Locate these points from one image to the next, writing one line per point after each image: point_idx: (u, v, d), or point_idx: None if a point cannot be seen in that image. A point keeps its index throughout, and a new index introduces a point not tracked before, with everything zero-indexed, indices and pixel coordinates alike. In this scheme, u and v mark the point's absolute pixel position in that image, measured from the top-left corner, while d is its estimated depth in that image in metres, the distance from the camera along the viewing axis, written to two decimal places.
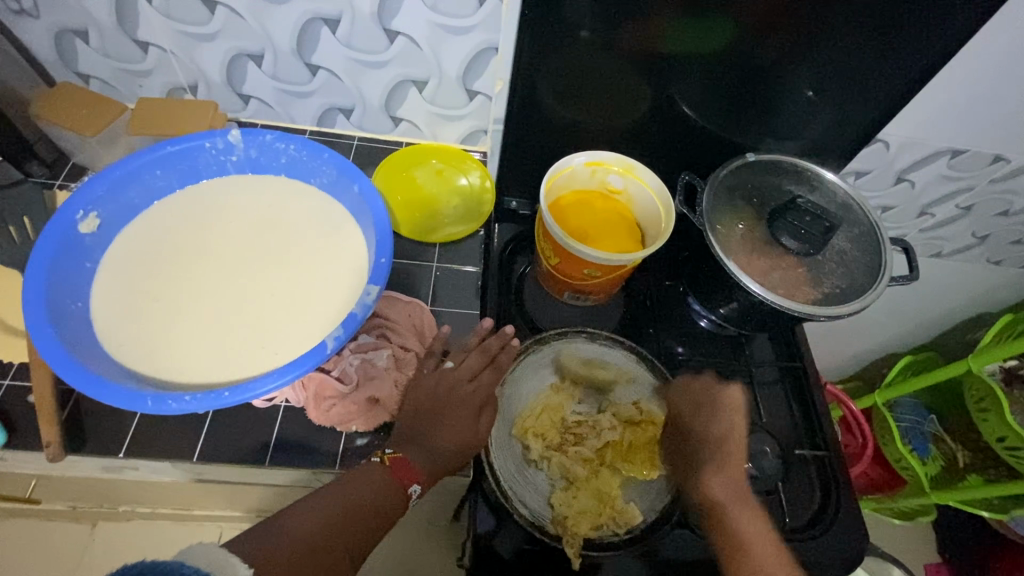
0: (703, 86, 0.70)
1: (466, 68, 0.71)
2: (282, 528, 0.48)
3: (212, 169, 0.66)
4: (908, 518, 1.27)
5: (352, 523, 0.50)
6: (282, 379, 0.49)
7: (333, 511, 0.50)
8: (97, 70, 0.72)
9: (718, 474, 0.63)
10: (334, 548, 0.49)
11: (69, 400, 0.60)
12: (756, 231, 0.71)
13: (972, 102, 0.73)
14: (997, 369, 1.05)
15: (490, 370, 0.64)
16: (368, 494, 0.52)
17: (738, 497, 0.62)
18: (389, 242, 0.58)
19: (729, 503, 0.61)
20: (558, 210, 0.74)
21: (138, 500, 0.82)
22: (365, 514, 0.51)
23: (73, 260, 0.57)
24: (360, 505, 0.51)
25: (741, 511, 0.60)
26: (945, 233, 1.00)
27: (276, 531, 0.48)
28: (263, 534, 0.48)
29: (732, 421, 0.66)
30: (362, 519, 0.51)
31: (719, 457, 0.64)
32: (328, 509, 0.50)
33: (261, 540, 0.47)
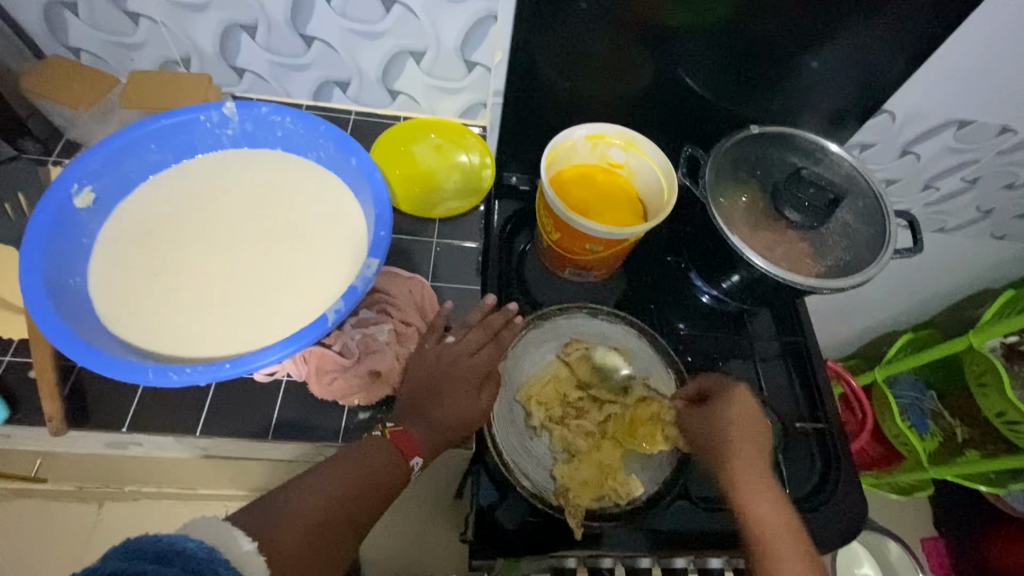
0: (708, 57, 0.69)
1: (464, 38, 0.69)
2: (287, 505, 0.48)
3: (208, 144, 0.65)
4: (906, 493, 1.28)
5: (359, 501, 0.51)
6: (283, 352, 0.49)
7: (340, 488, 0.50)
8: (88, 43, 0.71)
9: (734, 460, 0.59)
10: (341, 526, 0.49)
11: (71, 376, 0.60)
12: (758, 204, 0.70)
13: (980, 72, 0.71)
14: (998, 344, 1.05)
15: (492, 345, 0.63)
16: (374, 474, 0.52)
17: (762, 485, 0.58)
18: (388, 216, 0.57)
19: (748, 492, 0.57)
20: (558, 183, 0.73)
21: (144, 479, 0.83)
22: (372, 492, 0.52)
23: (69, 234, 0.56)
24: (365, 484, 0.51)
25: (762, 499, 0.56)
26: (949, 208, 0.99)
27: (281, 508, 0.48)
28: (268, 512, 0.47)
29: (750, 405, 0.63)
30: (367, 499, 0.51)
31: (733, 442, 0.60)
32: (333, 487, 0.50)
33: (265, 519, 0.47)
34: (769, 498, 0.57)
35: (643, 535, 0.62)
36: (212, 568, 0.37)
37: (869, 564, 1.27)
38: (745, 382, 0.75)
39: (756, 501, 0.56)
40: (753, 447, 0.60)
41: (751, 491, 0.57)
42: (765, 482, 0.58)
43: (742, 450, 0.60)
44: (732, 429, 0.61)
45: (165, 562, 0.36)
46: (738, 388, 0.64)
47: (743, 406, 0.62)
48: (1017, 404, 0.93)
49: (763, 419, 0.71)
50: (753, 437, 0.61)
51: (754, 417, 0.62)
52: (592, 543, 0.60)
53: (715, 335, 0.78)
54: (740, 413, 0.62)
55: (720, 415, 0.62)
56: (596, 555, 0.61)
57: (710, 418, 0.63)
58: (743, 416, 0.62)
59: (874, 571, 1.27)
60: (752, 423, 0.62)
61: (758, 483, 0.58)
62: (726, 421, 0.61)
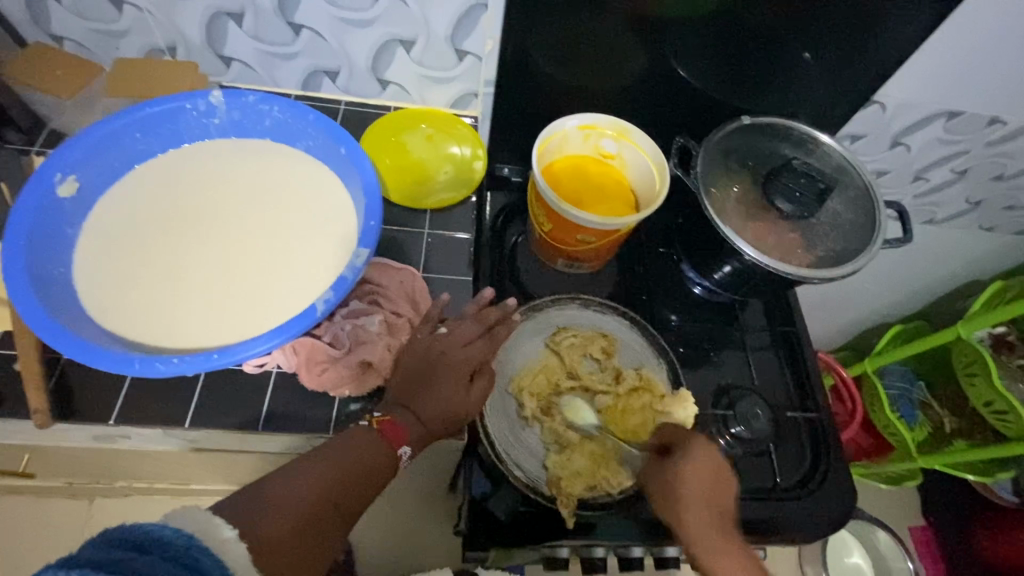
0: (700, 47, 0.69)
1: (455, 26, 0.69)
2: (271, 494, 0.47)
3: (195, 133, 0.65)
4: (895, 484, 1.27)
5: (345, 489, 0.50)
6: (272, 341, 0.48)
7: (326, 476, 0.50)
8: (72, 31, 0.69)
9: (694, 524, 0.55)
10: (328, 514, 0.49)
11: (57, 368, 0.59)
12: (750, 194, 0.70)
13: (970, 62, 0.72)
14: (986, 335, 1.06)
15: (485, 339, 0.63)
16: (361, 462, 0.52)
17: (726, 551, 0.53)
18: (378, 205, 0.57)
19: (710, 561, 0.53)
20: (550, 175, 0.72)
21: (135, 474, 0.82)
22: (358, 480, 0.51)
23: (53, 224, 0.55)
24: (352, 472, 0.51)
25: (729, 571, 0.52)
26: (939, 199, 1.00)
27: (265, 497, 0.47)
28: (252, 502, 0.46)
29: (707, 464, 0.57)
30: (354, 486, 0.51)
31: (694, 505, 0.55)
32: (319, 475, 0.50)
33: (248, 507, 0.45)
34: (729, 569, 0.52)
35: (634, 524, 0.62)
36: (192, 557, 0.37)
37: (859, 552, 1.30)
38: (737, 372, 0.76)
39: (724, 574, 0.52)
40: (711, 511, 0.55)
41: (713, 559, 0.53)
42: (732, 546, 0.54)
43: (695, 513, 0.55)
44: (693, 492, 0.56)
45: (143, 552, 0.36)
46: (697, 443, 0.59)
47: (695, 473, 0.57)
48: (1004, 393, 0.94)
49: (757, 411, 0.69)
50: (713, 498, 0.56)
51: (716, 476, 0.57)
52: (584, 532, 0.61)
53: (707, 326, 0.78)
54: (691, 473, 0.57)
55: (669, 472, 0.58)
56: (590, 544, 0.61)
57: (666, 474, 0.58)
58: (699, 480, 0.56)
59: (863, 558, 1.29)
60: (710, 483, 0.57)
61: (724, 551, 0.53)
62: (682, 482, 0.57)
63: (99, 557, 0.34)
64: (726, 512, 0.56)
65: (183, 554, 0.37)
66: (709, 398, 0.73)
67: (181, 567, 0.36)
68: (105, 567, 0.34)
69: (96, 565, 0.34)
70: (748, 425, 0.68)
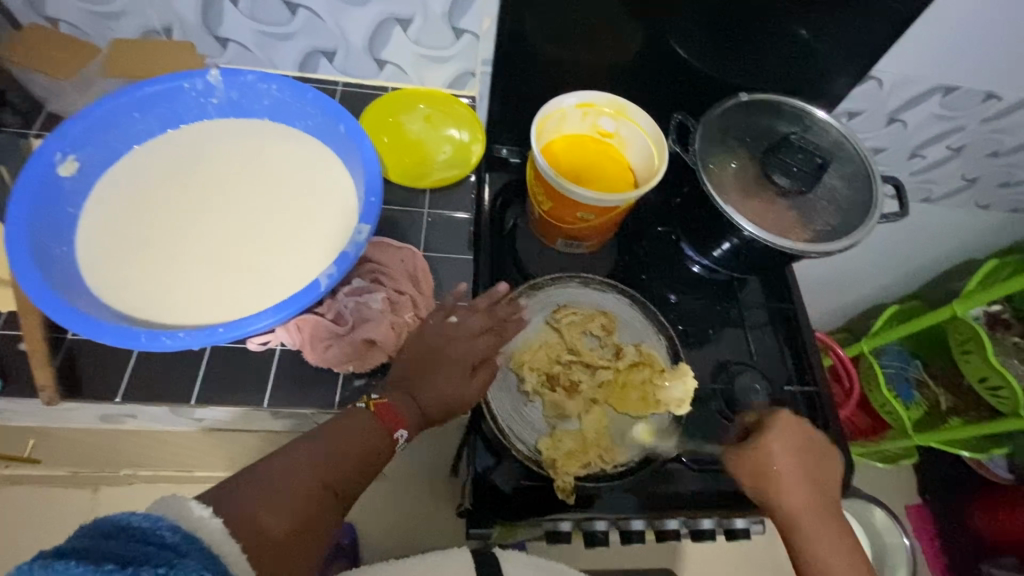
0: (697, 23, 0.69)
1: (452, 4, 0.68)
2: (262, 480, 0.46)
3: (193, 113, 0.65)
4: (891, 462, 1.30)
5: (340, 473, 0.49)
6: (276, 316, 0.49)
7: (319, 461, 0.48)
8: (66, 13, 0.69)
9: (794, 499, 0.57)
10: (321, 499, 0.47)
11: (62, 348, 0.59)
12: (749, 170, 0.70)
13: (967, 36, 0.72)
14: (981, 313, 1.07)
15: (494, 333, 0.63)
16: (355, 446, 0.51)
17: (827, 519, 0.57)
18: (378, 183, 0.57)
19: (809, 533, 0.57)
20: (549, 153, 0.72)
21: (140, 459, 0.83)
22: (353, 464, 0.50)
23: (55, 203, 0.56)
24: (346, 457, 0.50)
25: (830, 540, 0.56)
26: (935, 177, 1.00)
27: (256, 483, 0.45)
28: (237, 485, 0.45)
29: (798, 440, 0.60)
30: (349, 471, 0.50)
31: (791, 482, 0.58)
32: (313, 459, 0.48)
33: (238, 495, 0.44)
34: (830, 535, 0.57)
35: (633, 496, 0.63)
36: (161, 535, 0.35)
37: (855, 531, 1.33)
38: (735, 348, 0.77)
39: (816, 540, 0.56)
40: (811, 482, 0.59)
41: (811, 529, 0.57)
42: (823, 518, 0.57)
43: (795, 489, 0.58)
44: (793, 467, 0.58)
45: (109, 536, 0.34)
46: (788, 419, 0.61)
47: (795, 445, 0.60)
48: (1000, 369, 0.95)
49: (756, 386, 0.71)
50: (808, 469, 0.59)
51: (807, 446, 0.60)
52: (583, 505, 0.62)
53: (706, 303, 0.79)
54: (785, 446, 0.60)
55: (776, 449, 0.59)
56: (589, 518, 0.62)
57: (766, 454, 0.59)
58: (797, 454, 0.59)
59: (860, 536, 1.32)
60: (804, 455, 0.60)
61: (823, 520, 0.57)
62: (783, 458, 0.59)
63: (64, 546, 0.33)
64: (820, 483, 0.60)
65: (150, 533, 0.35)
66: (707, 374, 0.74)
67: (149, 544, 0.34)
68: (71, 554, 0.32)
69: (61, 553, 0.32)
70: (749, 401, 0.70)
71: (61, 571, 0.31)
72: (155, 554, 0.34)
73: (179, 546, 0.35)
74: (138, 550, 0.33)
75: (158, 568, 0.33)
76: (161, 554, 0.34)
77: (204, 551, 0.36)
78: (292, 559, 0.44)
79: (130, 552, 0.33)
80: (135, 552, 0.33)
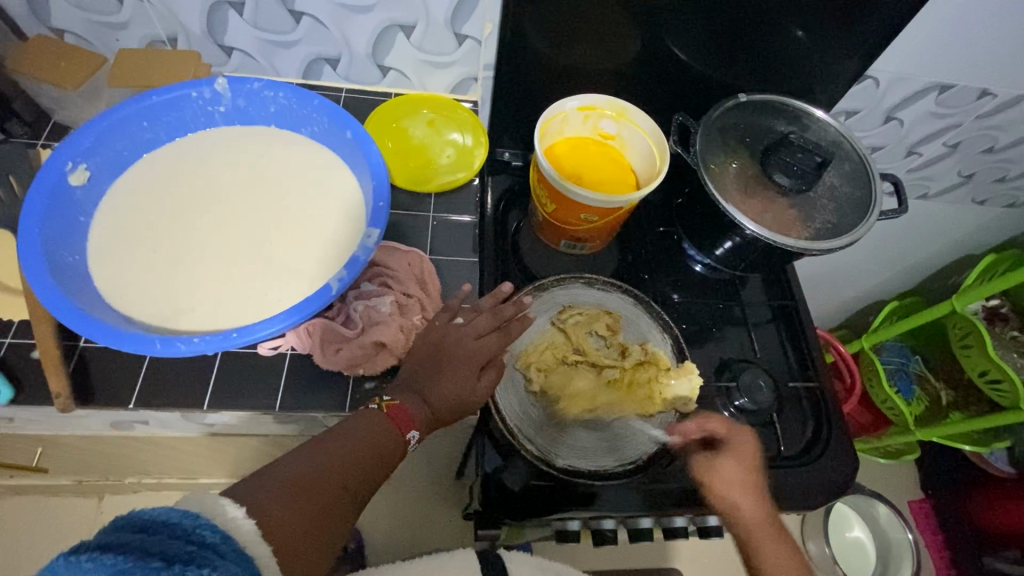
0: (696, 26, 0.70)
1: (454, 10, 0.69)
2: (284, 478, 0.46)
3: (200, 121, 0.65)
4: (893, 457, 1.32)
5: (358, 473, 0.50)
6: (288, 321, 0.50)
7: (336, 463, 0.49)
8: (72, 24, 0.70)
9: (746, 516, 0.59)
10: (339, 498, 0.48)
11: (74, 355, 0.60)
12: (749, 170, 0.71)
13: (962, 35, 0.73)
14: (980, 308, 1.08)
15: (500, 333, 0.62)
16: (371, 447, 0.52)
17: (773, 538, 0.59)
18: (386, 187, 0.58)
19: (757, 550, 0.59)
20: (551, 156, 0.73)
21: (147, 466, 0.83)
22: (368, 464, 0.51)
23: (66, 212, 0.56)
24: (362, 457, 0.51)
25: (772, 557, 0.58)
26: (931, 174, 1.01)
27: (278, 482, 0.45)
28: (256, 482, 0.45)
29: (750, 461, 0.62)
30: (365, 471, 0.50)
31: (741, 498, 0.60)
32: (331, 459, 0.49)
33: (263, 493, 0.44)
34: (775, 551, 0.59)
35: (638, 494, 0.63)
36: (197, 535, 0.35)
37: (859, 526, 1.34)
38: (738, 346, 0.77)
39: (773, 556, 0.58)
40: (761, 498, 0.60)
41: (767, 547, 0.59)
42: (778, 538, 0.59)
43: (749, 509, 0.60)
44: (737, 484, 0.60)
45: (151, 532, 0.34)
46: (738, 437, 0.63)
47: (741, 461, 0.62)
48: (999, 363, 0.96)
49: (760, 382, 0.72)
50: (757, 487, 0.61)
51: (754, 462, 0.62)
52: (588, 503, 0.62)
53: (709, 301, 0.79)
54: (736, 470, 0.61)
55: (723, 469, 0.61)
56: (597, 516, 0.63)
57: (712, 472, 0.61)
58: (743, 469, 0.61)
59: (864, 532, 1.33)
60: (750, 470, 0.61)
61: (771, 538, 0.59)
62: (727, 474, 0.61)
63: (108, 539, 0.33)
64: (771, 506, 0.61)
65: (190, 531, 0.35)
66: (711, 371, 0.75)
67: (190, 543, 0.34)
68: (116, 548, 0.32)
69: (107, 547, 0.33)
70: (752, 397, 0.71)
71: (110, 565, 0.31)
72: (196, 553, 0.34)
73: (217, 546, 0.36)
74: (181, 548, 0.34)
75: (200, 568, 0.33)
76: (201, 554, 0.34)
77: (239, 550, 0.37)
78: (314, 558, 0.44)
79: (173, 550, 0.33)
80: (177, 550, 0.33)
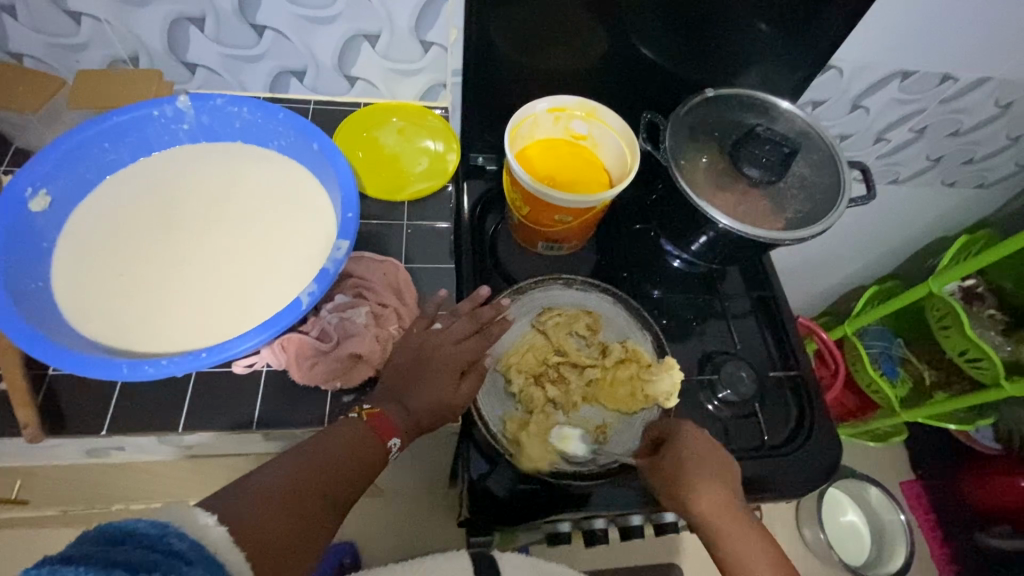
0: (660, 24, 0.70)
1: (418, 18, 0.69)
2: (262, 489, 0.46)
3: (164, 139, 0.65)
4: (882, 440, 1.33)
5: (339, 481, 0.50)
6: (259, 337, 0.49)
7: (314, 470, 0.49)
8: (30, 46, 0.69)
9: (705, 511, 0.57)
10: (319, 505, 0.48)
11: (43, 385, 0.59)
12: (719, 163, 0.72)
13: (920, 21, 0.74)
14: (957, 288, 1.10)
15: (478, 337, 0.63)
16: (349, 454, 0.51)
17: (740, 533, 0.56)
18: (355, 197, 0.58)
19: (726, 545, 0.56)
20: (524, 159, 0.73)
21: (129, 493, 0.82)
22: (350, 473, 0.51)
23: (28, 239, 0.55)
24: (341, 464, 0.50)
25: (739, 551, 0.55)
26: (901, 159, 1.03)
27: (256, 490, 0.45)
28: (236, 490, 0.45)
29: (693, 445, 0.60)
30: (342, 480, 0.50)
31: (701, 488, 0.57)
32: (307, 467, 0.49)
33: (239, 504, 0.44)
34: (750, 548, 0.55)
35: (627, 493, 0.63)
36: (166, 543, 0.35)
37: (854, 511, 1.35)
38: (719, 339, 0.78)
39: (733, 543, 0.55)
40: (720, 491, 0.58)
41: (724, 534, 0.56)
42: (736, 523, 0.56)
43: (707, 495, 0.57)
44: (695, 473, 0.58)
45: (116, 543, 0.33)
46: (688, 428, 0.62)
47: (694, 450, 0.60)
48: (978, 341, 0.97)
49: (742, 373, 0.72)
50: (722, 477, 0.59)
51: (711, 452, 0.60)
52: (581, 504, 0.61)
53: (688, 296, 0.80)
54: (688, 454, 0.60)
55: (675, 460, 0.59)
56: (588, 517, 0.62)
57: (672, 460, 0.60)
58: (696, 459, 0.59)
59: (858, 516, 1.35)
60: (710, 459, 0.60)
61: (734, 530, 0.56)
62: (685, 465, 0.59)
63: (72, 552, 0.32)
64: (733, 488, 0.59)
65: (156, 540, 0.35)
66: (694, 366, 0.75)
67: (157, 552, 0.34)
68: (78, 560, 0.32)
69: (69, 559, 0.32)
70: (732, 388, 0.71)
71: None
72: (162, 562, 0.33)
73: (187, 554, 0.35)
74: (147, 557, 0.33)
75: None
76: (168, 562, 0.34)
77: (210, 558, 0.36)
78: (291, 562, 0.44)
79: (138, 560, 0.33)
80: (143, 559, 0.33)
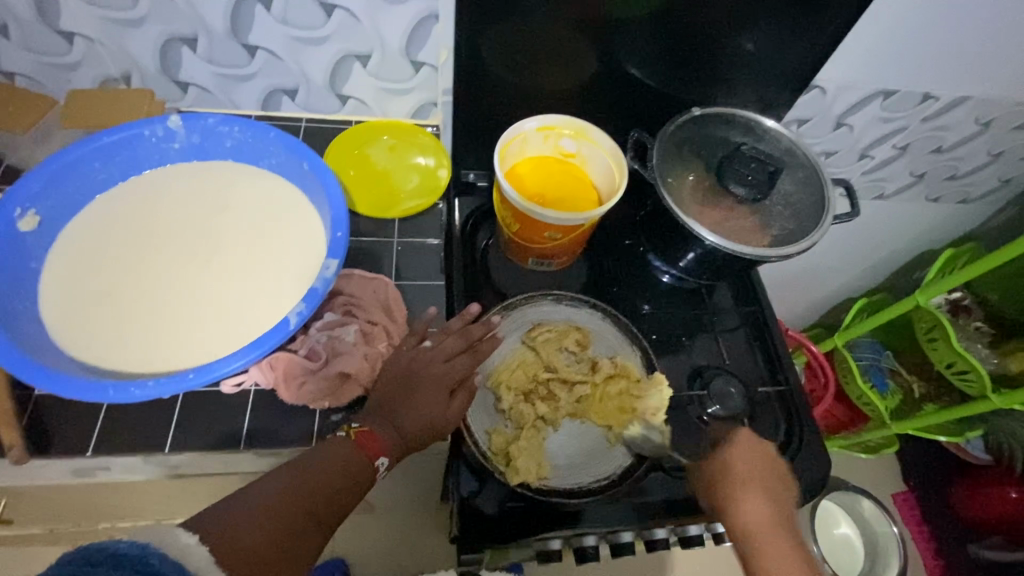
0: (647, 45, 0.72)
1: (408, 38, 0.70)
2: (246, 505, 0.46)
3: (155, 158, 0.65)
4: (874, 452, 1.33)
5: (324, 500, 0.49)
6: (247, 357, 0.49)
7: (299, 488, 0.49)
8: (23, 66, 0.69)
9: (750, 520, 0.54)
10: (303, 523, 0.47)
11: (29, 406, 0.59)
12: (706, 181, 0.73)
13: (899, 42, 0.76)
14: (943, 301, 1.11)
15: (468, 355, 0.63)
16: (336, 473, 0.51)
17: (784, 549, 0.53)
18: (344, 216, 0.58)
19: (767, 559, 0.52)
20: (514, 177, 0.75)
21: (115, 513, 0.81)
22: (337, 492, 0.50)
23: (16, 259, 0.56)
24: (327, 482, 0.50)
25: (783, 569, 0.51)
26: (885, 175, 1.05)
27: (240, 506, 0.45)
28: (219, 506, 0.45)
29: (752, 453, 0.60)
30: (327, 499, 0.50)
31: (746, 496, 0.56)
32: (292, 485, 0.49)
33: (221, 519, 0.44)
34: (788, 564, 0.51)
35: (617, 510, 0.63)
36: (146, 563, 0.35)
37: (847, 524, 1.34)
38: (708, 355, 0.78)
39: (774, 558, 0.52)
40: (771, 501, 0.56)
41: (767, 548, 0.53)
42: (784, 539, 0.53)
43: (753, 503, 0.55)
44: (742, 482, 0.57)
45: (95, 565, 0.33)
46: (744, 434, 0.62)
47: (749, 457, 0.60)
48: (965, 354, 0.98)
49: (730, 389, 0.73)
50: (771, 489, 0.57)
51: (765, 463, 0.59)
52: (572, 521, 0.61)
53: (678, 311, 0.81)
54: (743, 460, 0.59)
55: (722, 469, 0.59)
56: (579, 535, 0.62)
57: (715, 469, 0.59)
58: (748, 466, 0.59)
59: (852, 529, 1.34)
60: (763, 471, 0.59)
61: (779, 545, 0.53)
62: (734, 471, 0.58)
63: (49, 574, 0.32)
64: (786, 510, 0.56)
65: (137, 560, 0.34)
66: (683, 381, 0.75)
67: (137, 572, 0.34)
68: None
69: None
70: (721, 403, 0.71)
71: None
72: None
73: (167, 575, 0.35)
74: None
75: None
76: None
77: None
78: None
79: None
80: None
